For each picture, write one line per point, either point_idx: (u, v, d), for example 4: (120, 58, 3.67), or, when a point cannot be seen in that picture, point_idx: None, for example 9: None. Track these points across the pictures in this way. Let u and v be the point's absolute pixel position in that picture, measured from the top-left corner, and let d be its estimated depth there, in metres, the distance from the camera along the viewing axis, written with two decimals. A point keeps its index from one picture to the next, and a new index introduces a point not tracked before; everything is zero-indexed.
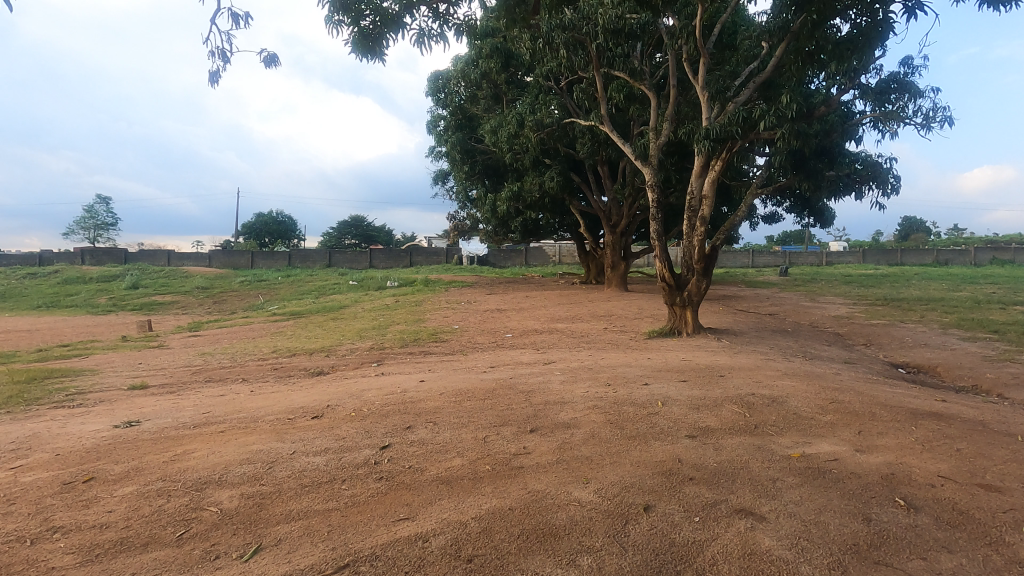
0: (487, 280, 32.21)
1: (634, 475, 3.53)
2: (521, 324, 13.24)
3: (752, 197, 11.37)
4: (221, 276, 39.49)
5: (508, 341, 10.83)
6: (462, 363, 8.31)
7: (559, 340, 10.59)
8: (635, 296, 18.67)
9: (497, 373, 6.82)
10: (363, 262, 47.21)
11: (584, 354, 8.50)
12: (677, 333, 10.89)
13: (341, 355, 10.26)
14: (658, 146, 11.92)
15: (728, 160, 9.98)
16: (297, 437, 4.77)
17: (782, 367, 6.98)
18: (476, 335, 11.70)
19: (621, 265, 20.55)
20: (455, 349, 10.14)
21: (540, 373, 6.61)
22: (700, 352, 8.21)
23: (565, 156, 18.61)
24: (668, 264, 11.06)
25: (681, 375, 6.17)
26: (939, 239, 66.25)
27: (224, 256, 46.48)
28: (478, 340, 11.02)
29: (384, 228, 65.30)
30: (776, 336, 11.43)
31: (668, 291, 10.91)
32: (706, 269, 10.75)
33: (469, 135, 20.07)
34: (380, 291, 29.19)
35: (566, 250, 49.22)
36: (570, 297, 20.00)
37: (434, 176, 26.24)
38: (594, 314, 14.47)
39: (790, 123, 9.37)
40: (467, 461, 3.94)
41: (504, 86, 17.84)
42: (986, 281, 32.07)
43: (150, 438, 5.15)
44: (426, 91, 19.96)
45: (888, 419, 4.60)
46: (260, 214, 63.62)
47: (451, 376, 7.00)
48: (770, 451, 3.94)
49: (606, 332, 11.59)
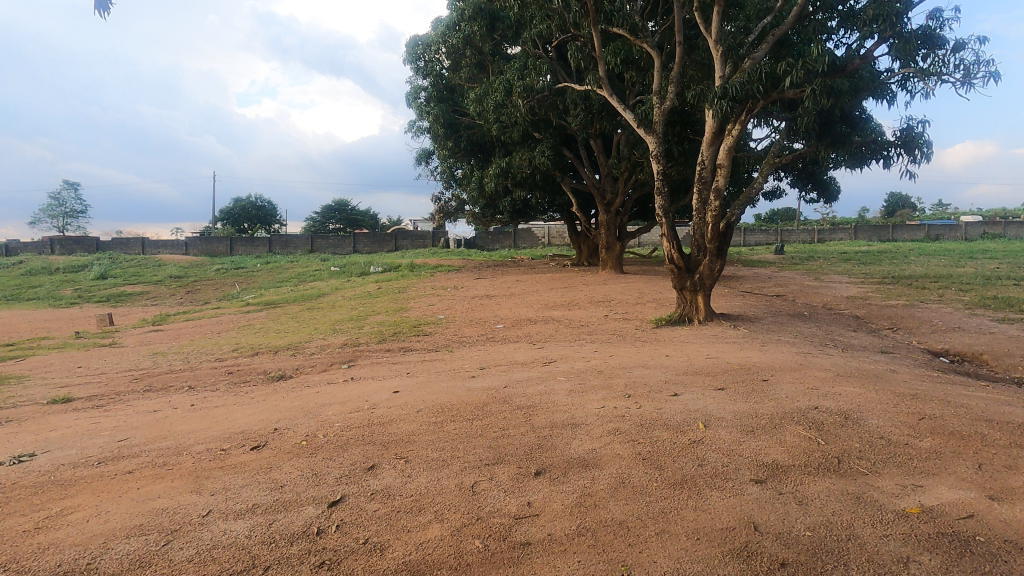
0: (474, 264, 30.88)
1: (698, 563, 2.37)
2: (513, 313, 12.03)
3: (768, 167, 10.17)
4: (196, 264, 37.79)
5: (500, 334, 9.61)
6: (446, 364, 7.08)
7: (558, 332, 9.41)
8: (633, 279, 17.53)
9: (488, 380, 5.62)
10: (347, 247, 45.65)
11: (590, 350, 7.34)
12: (688, 321, 9.76)
13: (309, 354, 9.00)
14: (662, 112, 10.68)
15: (748, 122, 8.75)
16: (220, 485, 3.54)
17: (827, 364, 5.84)
18: (464, 327, 10.49)
19: (617, 246, 19.25)
20: (440, 345, 8.91)
21: (540, 380, 5.41)
22: (722, 346, 7.10)
23: (556, 129, 17.27)
24: (676, 244, 9.87)
25: (714, 380, 5.01)
26: (929, 215, 65.94)
27: (201, 243, 44.71)
28: (466, 333, 9.79)
29: (368, 212, 63.45)
30: (795, 321, 10.34)
31: (677, 275, 9.77)
32: (720, 249, 9.58)
33: (452, 108, 18.63)
34: (362, 277, 27.80)
35: (555, 231, 47.96)
36: (564, 280, 18.79)
37: (417, 155, 24.70)
38: (592, 299, 13.29)
39: (821, 78, 8.14)
40: (449, 531, 2.74)
41: (489, 51, 16.41)
42: (981, 256, 31.53)
43: (28, 487, 3.88)
44: (404, 59, 18.38)
45: (1007, 445, 3.47)
46: (239, 199, 61.45)
47: (433, 383, 5.79)
48: (879, 507, 2.79)
49: (608, 321, 10.44)
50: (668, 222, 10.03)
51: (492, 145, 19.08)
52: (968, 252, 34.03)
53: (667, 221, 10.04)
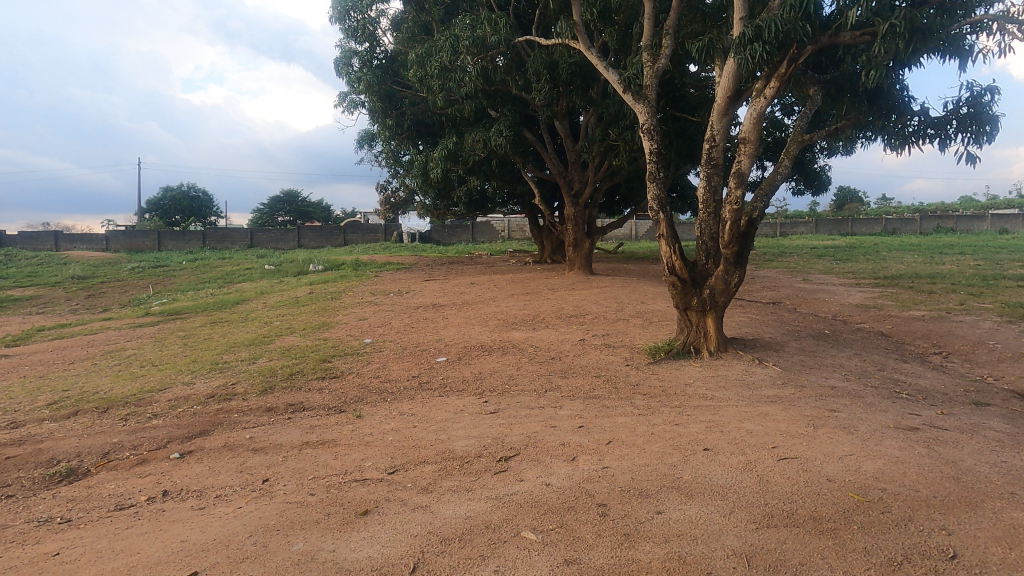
0: (425, 262, 27.74)
1: None
2: (461, 337, 9.19)
3: (794, 146, 7.61)
4: (110, 262, 33.15)
5: (440, 376, 6.80)
6: (337, 457, 4.27)
7: (522, 374, 6.67)
8: (607, 283, 15.03)
9: (390, 539, 2.84)
10: (290, 241, 41.60)
11: (571, 425, 4.60)
12: (695, 353, 7.25)
13: (149, 417, 5.94)
14: (654, 73, 8.13)
15: (789, 76, 6.21)
16: None
17: (989, 471, 3.37)
18: (392, 364, 7.56)
19: (586, 244, 16.60)
20: (348, 402, 5.99)
21: (490, 546, 2.70)
22: (778, 417, 4.48)
23: (516, 104, 14.48)
24: (677, 249, 7.31)
25: (853, 560, 2.41)
26: (884, 209, 66.95)
27: (125, 237, 39.93)
28: (391, 377, 6.89)
29: (318, 204, 59.42)
30: (825, 347, 7.99)
31: (679, 291, 7.27)
32: (740, 255, 7.00)
33: (392, 78, 15.56)
34: (296, 278, 24.32)
35: (516, 224, 45.41)
36: (526, 283, 16.10)
37: (360, 137, 21.67)
38: (561, 314, 10.58)
39: (898, 13, 5.69)
40: None
41: (435, 10, 13.51)
42: (951, 252, 30.75)
43: None
44: (332, 17, 15.10)
45: None
46: (171, 189, 56.25)
47: (279, 542, 2.93)
48: None
49: (587, 351, 7.78)
50: (666, 217, 7.45)
51: (440, 125, 16.19)
52: (938, 247, 33.60)
53: (665, 216, 7.45)
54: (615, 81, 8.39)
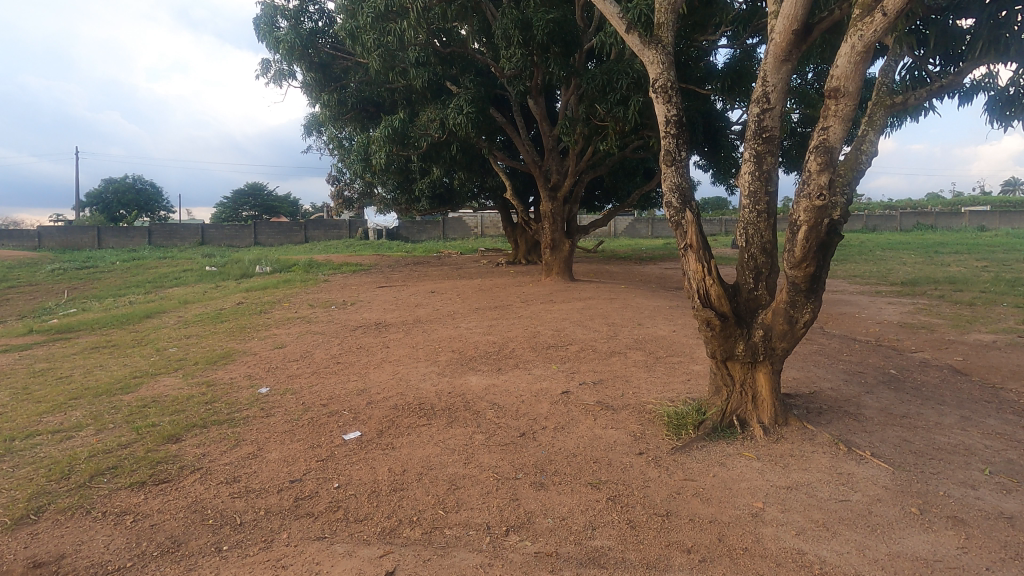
0: (386, 263, 24.72)
1: None
2: (394, 386, 6.45)
3: (880, 111, 4.99)
4: (28, 263, 29.06)
5: (336, 482, 4.11)
6: None
7: (471, 482, 3.99)
8: (592, 292, 12.49)
9: None
10: (247, 237, 38.11)
11: None
12: (741, 428, 4.72)
13: None
14: (670, 4, 5.53)
15: None
16: None
17: None
18: (272, 449, 4.79)
19: (566, 245, 13.96)
20: (147, 562, 3.26)
21: None
22: None
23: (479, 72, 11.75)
24: (714, 269, 4.68)
25: None
26: (861, 204, 66.06)
27: (59, 234, 35.69)
28: (256, 482, 4.16)
29: (280, 198, 55.56)
30: (914, 406, 5.56)
31: (717, 333, 4.71)
32: (816, 279, 4.36)
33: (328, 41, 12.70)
34: (235, 283, 21.07)
35: (490, 220, 42.50)
36: (496, 292, 13.44)
37: (308, 121, 18.81)
38: (537, 346, 7.89)
39: None
40: None
41: None
42: (949, 251, 28.91)
43: None
44: None
45: None
46: (115, 180, 51.75)
47: None
48: None
49: (575, 419, 5.14)
50: (694, 217, 4.85)
51: (390, 100, 13.38)
52: (932, 246, 31.89)
53: (692, 216, 4.85)
54: (614, 17, 5.77)
